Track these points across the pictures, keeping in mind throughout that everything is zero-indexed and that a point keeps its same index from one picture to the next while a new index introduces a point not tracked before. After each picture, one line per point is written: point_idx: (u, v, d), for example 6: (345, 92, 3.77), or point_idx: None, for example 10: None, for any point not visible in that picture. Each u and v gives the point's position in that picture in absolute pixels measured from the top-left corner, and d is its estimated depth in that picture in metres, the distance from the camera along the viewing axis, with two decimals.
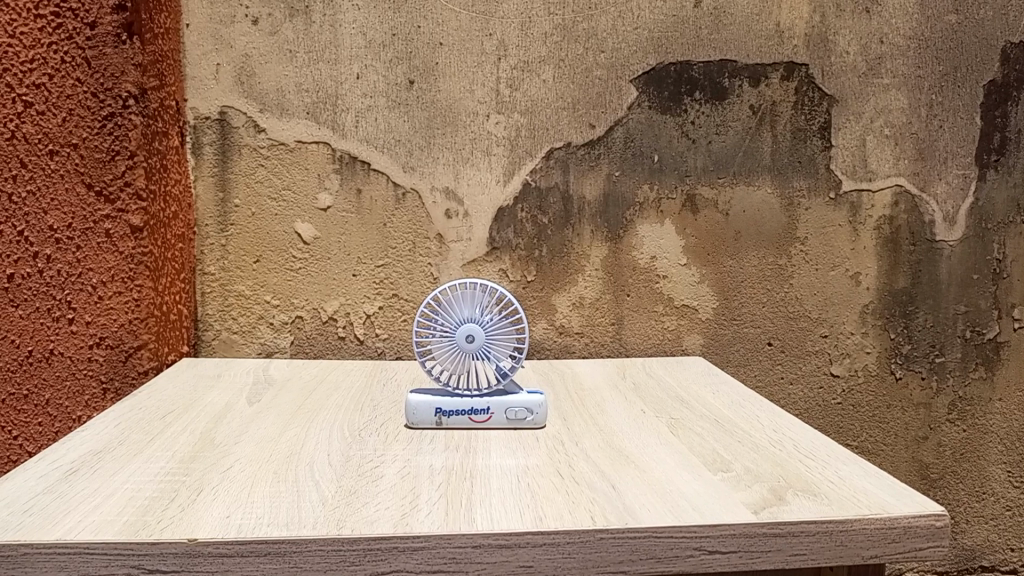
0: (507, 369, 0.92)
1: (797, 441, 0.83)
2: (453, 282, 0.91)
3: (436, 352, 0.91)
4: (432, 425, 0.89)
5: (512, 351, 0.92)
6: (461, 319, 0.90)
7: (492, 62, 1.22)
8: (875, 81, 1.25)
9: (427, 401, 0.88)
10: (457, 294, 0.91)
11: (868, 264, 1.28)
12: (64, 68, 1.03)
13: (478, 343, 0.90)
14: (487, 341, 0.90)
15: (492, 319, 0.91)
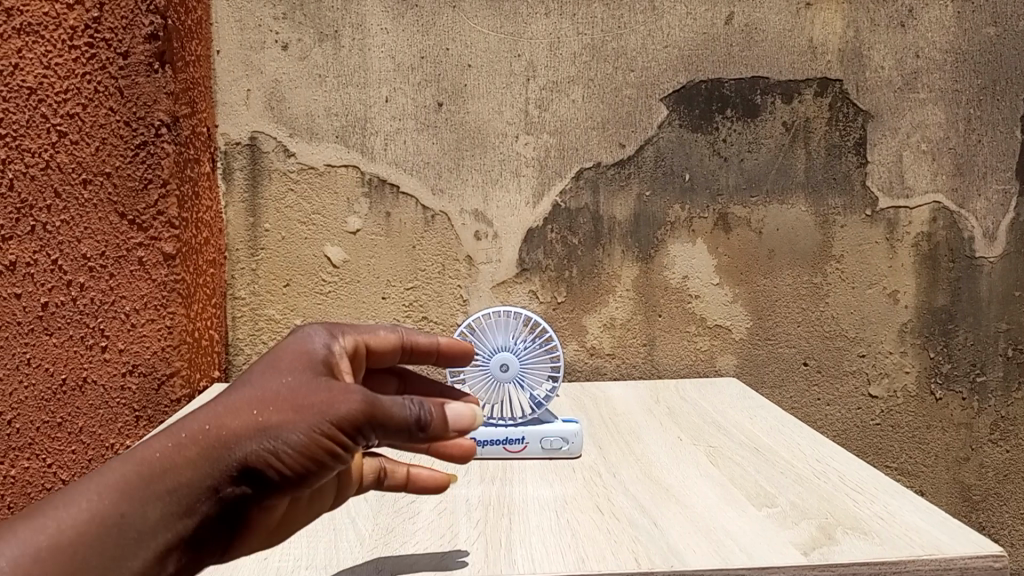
0: (542, 398, 0.90)
1: (842, 471, 0.81)
2: (486, 310, 0.90)
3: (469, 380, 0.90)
4: None
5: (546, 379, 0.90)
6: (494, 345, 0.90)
7: (520, 84, 1.21)
8: (911, 96, 1.23)
9: None
10: (489, 320, 0.90)
11: (906, 282, 1.25)
12: (97, 97, 1.04)
13: (511, 369, 0.89)
14: (520, 370, 0.89)
15: (525, 346, 0.90)
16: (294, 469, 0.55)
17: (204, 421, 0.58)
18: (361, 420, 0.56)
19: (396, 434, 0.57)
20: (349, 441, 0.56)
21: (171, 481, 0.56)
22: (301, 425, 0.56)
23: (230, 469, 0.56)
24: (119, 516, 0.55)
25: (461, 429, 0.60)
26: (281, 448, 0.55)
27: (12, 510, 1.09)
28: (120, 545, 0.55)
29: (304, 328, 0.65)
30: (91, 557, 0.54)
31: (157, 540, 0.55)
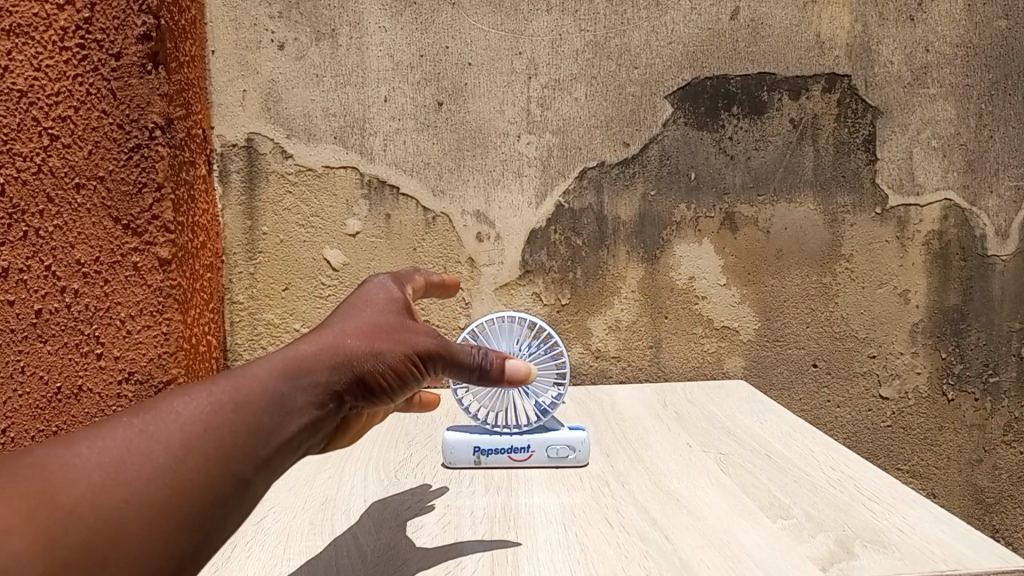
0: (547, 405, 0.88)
1: (858, 480, 0.79)
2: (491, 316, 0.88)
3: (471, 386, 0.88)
4: (471, 463, 0.86)
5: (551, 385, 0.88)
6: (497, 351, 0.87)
7: (522, 82, 1.19)
8: (920, 91, 1.20)
9: (465, 439, 0.85)
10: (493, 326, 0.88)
11: (917, 281, 1.22)
12: (89, 100, 1.01)
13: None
14: None
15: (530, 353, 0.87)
16: (404, 376, 0.67)
17: (334, 333, 0.67)
18: (454, 348, 0.70)
19: (470, 368, 0.70)
20: (447, 361, 0.69)
21: (312, 373, 0.63)
22: (415, 344, 0.69)
23: (363, 371, 0.65)
24: (272, 394, 0.60)
25: (517, 380, 0.71)
26: (397, 359, 0.67)
27: None
28: (273, 420, 0.59)
29: (375, 281, 0.78)
30: (249, 422, 0.58)
31: (299, 418, 0.61)
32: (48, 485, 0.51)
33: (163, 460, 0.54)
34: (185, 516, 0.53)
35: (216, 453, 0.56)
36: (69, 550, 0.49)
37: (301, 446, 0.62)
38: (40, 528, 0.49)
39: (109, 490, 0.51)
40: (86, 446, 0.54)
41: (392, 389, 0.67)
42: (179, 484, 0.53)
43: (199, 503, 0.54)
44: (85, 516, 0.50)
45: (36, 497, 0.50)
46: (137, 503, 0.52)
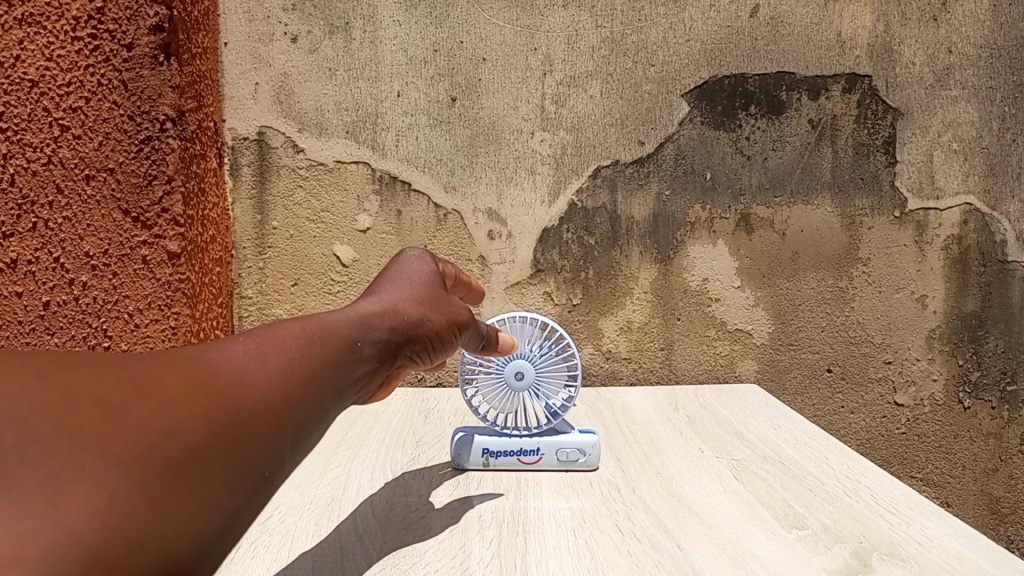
0: (558, 407, 0.87)
1: (874, 490, 0.78)
2: (504, 314, 0.87)
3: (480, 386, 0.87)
4: (480, 466, 0.84)
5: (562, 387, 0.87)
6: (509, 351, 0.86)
7: (537, 78, 1.17)
8: (942, 93, 1.18)
9: (474, 441, 0.84)
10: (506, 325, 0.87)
11: (936, 286, 1.20)
12: (100, 91, 1.00)
13: (527, 378, 0.85)
14: (537, 378, 0.86)
15: (543, 354, 0.86)
16: (443, 341, 0.74)
17: (387, 296, 0.73)
18: (476, 322, 0.79)
19: (481, 337, 0.80)
20: (473, 331, 0.78)
21: (377, 328, 0.68)
22: (454, 315, 0.76)
23: (416, 332, 0.72)
24: (350, 335, 0.65)
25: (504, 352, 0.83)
26: (439, 325, 0.74)
27: None
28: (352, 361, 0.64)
29: (408, 251, 0.83)
30: (338, 354, 0.63)
31: (368, 362, 0.66)
32: (192, 372, 0.53)
33: (284, 369, 0.57)
34: (298, 423, 0.56)
35: (320, 374, 0.60)
36: (219, 431, 0.51)
37: (365, 387, 0.66)
38: (195, 407, 0.51)
39: (245, 386, 0.54)
40: (211, 349, 0.56)
41: (430, 351, 0.74)
42: (298, 394, 0.57)
43: (309, 416, 0.57)
44: (230, 404, 0.52)
45: (185, 381, 0.52)
46: (268, 402, 0.55)
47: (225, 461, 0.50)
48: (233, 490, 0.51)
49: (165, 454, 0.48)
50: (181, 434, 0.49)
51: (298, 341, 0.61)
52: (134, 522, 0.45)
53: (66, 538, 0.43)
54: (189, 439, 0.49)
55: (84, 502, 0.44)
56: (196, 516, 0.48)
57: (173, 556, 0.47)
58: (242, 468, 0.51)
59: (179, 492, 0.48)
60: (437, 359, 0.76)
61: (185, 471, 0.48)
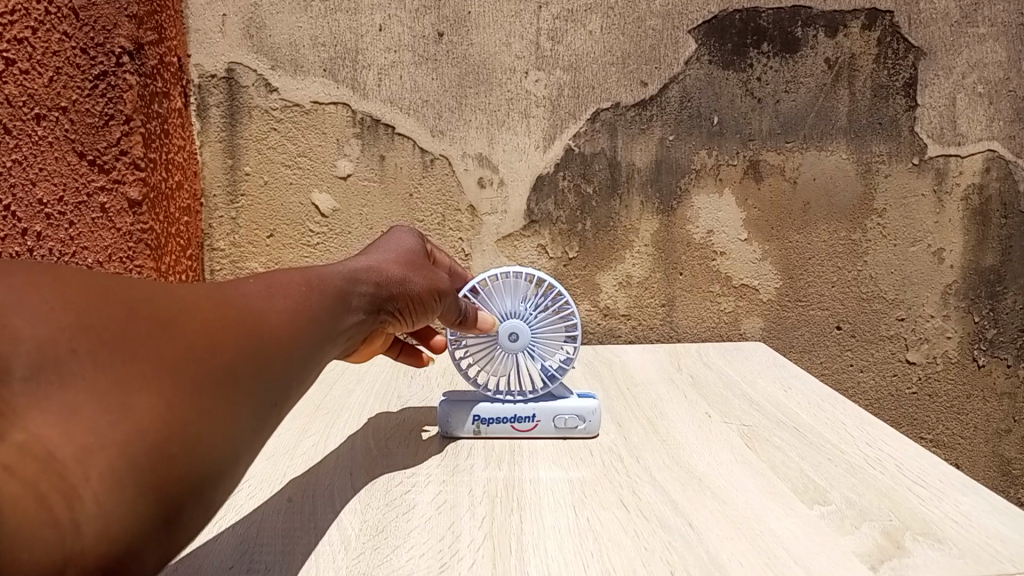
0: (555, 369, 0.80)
1: (897, 459, 0.72)
2: (486, 273, 0.79)
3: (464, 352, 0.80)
4: (471, 434, 0.78)
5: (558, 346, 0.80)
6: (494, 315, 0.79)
7: (531, 12, 1.08)
8: (968, 31, 1.10)
9: (464, 408, 0.77)
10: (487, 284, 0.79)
11: (953, 239, 1.13)
12: (49, 20, 0.90)
13: (520, 339, 0.78)
14: (532, 339, 0.79)
15: (539, 312, 0.79)
16: (422, 306, 0.69)
17: (367, 256, 0.68)
18: (456, 293, 0.73)
19: (460, 312, 0.74)
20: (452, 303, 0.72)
21: (378, 276, 0.66)
22: (436, 281, 0.71)
23: (409, 286, 0.68)
24: (343, 281, 0.62)
25: (483, 330, 0.76)
26: (422, 291, 0.69)
27: None
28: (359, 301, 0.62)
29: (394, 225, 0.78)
30: (338, 296, 0.60)
31: (359, 309, 0.62)
32: (217, 299, 0.50)
33: (297, 305, 0.55)
34: (312, 359, 0.54)
35: (328, 315, 0.57)
36: (247, 358, 0.48)
37: (355, 337, 0.62)
38: (228, 332, 0.48)
39: (266, 317, 0.51)
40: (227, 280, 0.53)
41: (406, 314, 0.69)
42: (318, 331, 0.55)
43: (320, 357, 0.55)
44: (254, 333, 0.49)
45: (214, 305, 0.49)
46: (287, 333, 0.52)
47: (254, 388, 0.48)
48: (264, 418, 0.48)
49: (207, 374, 0.45)
50: (218, 356, 0.46)
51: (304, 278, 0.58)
52: (185, 436, 0.43)
53: (128, 443, 0.40)
54: (224, 360, 0.46)
55: (141, 412, 0.41)
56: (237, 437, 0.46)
57: (218, 480, 0.44)
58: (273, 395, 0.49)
59: (221, 413, 0.45)
60: (414, 323, 0.71)
61: (223, 392, 0.46)
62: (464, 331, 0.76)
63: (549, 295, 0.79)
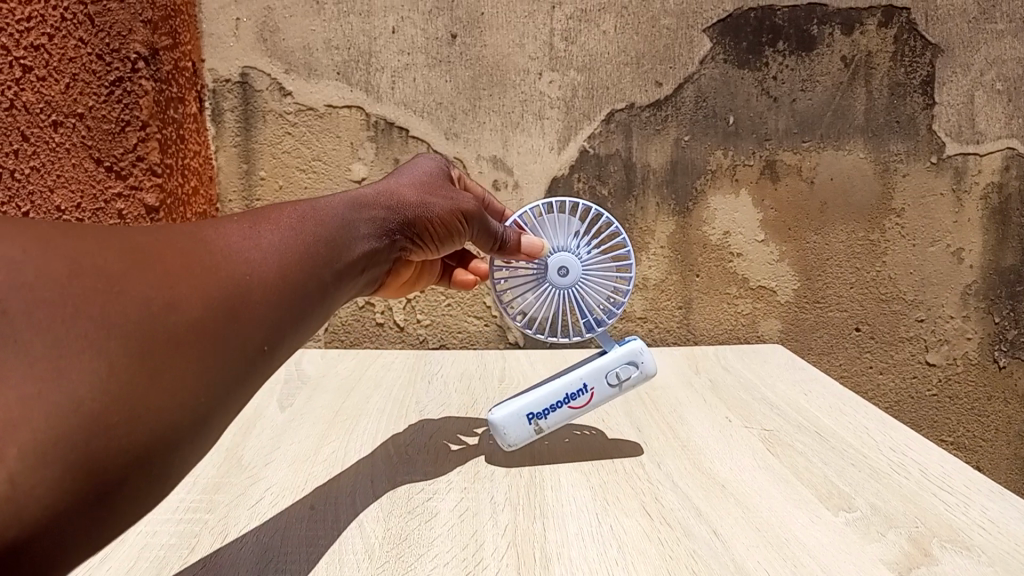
0: (601, 313, 0.81)
1: (921, 463, 0.71)
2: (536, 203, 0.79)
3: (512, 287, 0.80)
4: (531, 436, 0.74)
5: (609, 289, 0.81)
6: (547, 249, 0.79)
7: (544, 12, 1.07)
8: (987, 27, 1.08)
9: (517, 411, 0.73)
10: (542, 219, 0.80)
11: (973, 239, 1.12)
12: (64, 26, 0.91)
13: (574, 275, 0.79)
14: (581, 277, 0.79)
15: (588, 248, 0.79)
16: (444, 229, 0.74)
17: (389, 181, 0.74)
18: (487, 216, 0.76)
19: (495, 238, 0.75)
20: (481, 226, 0.75)
21: (373, 211, 0.69)
22: (460, 202, 0.75)
23: (418, 213, 0.72)
24: (346, 217, 0.66)
25: (532, 255, 0.76)
26: (440, 213, 0.73)
27: None
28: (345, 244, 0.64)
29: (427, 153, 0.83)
30: (329, 246, 0.61)
31: (365, 243, 0.66)
32: (196, 250, 0.50)
33: (280, 259, 0.55)
34: (295, 316, 0.55)
35: (317, 267, 0.59)
36: (220, 314, 0.48)
37: (363, 271, 0.67)
38: (198, 287, 0.48)
39: (246, 270, 0.52)
40: (214, 225, 0.54)
41: (429, 238, 0.74)
42: (295, 279, 0.56)
43: (310, 299, 0.57)
44: (231, 286, 0.50)
45: (189, 258, 0.49)
46: (267, 289, 0.53)
47: (226, 346, 0.48)
48: (235, 373, 0.49)
49: (169, 333, 0.45)
50: (185, 312, 0.46)
51: (293, 227, 0.59)
52: (139, 398, 0.43)
53: (83, 394, 0.40)
54: (192, 316, 0.47)
55: (91, 373, 0.41)
56: (201, 395, 0.46)
57: (179, 428, 0.44)
58: (244, 342, 0.50)
59: (184, 371, 0.45)
60: (436, 248, 0.75)
61: (191, 348, 0.46)
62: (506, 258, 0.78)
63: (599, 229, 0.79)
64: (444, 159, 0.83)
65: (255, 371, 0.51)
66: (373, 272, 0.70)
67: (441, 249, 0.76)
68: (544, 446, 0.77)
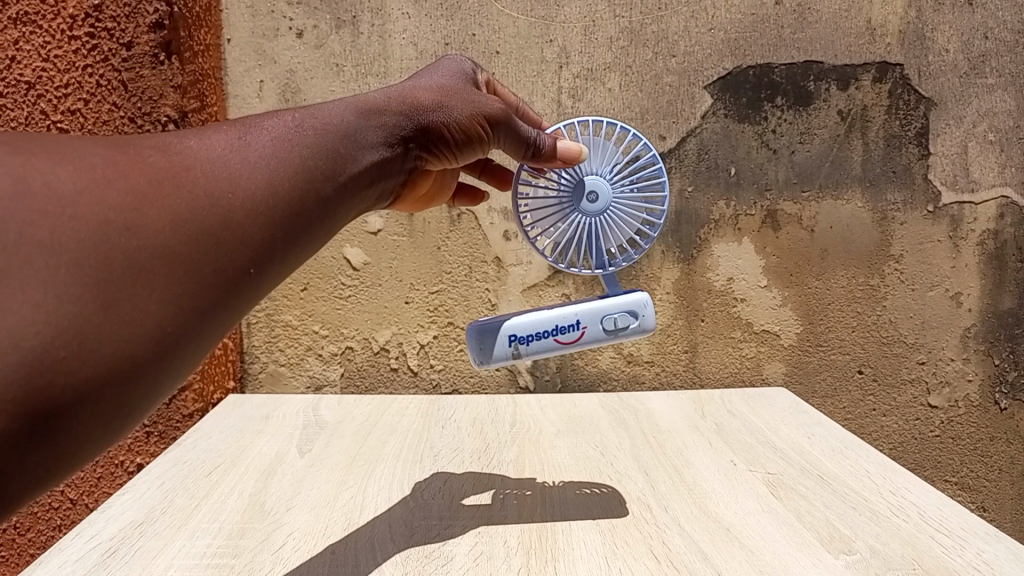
0: (616, 251, 0.85)
1: (920, 507, 0.73)
2: (586, 119, 0.80)
3: (537, 200, 0.82)
4: (509, 357, 0.80)
5: (632, 227, 0.84)
6: (582, 166, 0.81)
7: (552, 71, 1.12)
8: (978, 81, 1.13)
9: (500, 331, 0.79)
10: (585, 137, 0.82)
11: (970, 283, 1.15)
12: (99, 91, 1.02)
13: (601, 202, 0.81)
14: (609, 207, 0.82)
15: (622, 181, 0.82)
16: (469, 133, 0.74)
17: (407, 85, 0.74)
18: (516, 122, 0.76)
19: (528, 143, 0.76)
20: (510, 131, 0.75)
21: (380, 118, 0.70)
22: (483, 106, 0.75)
23: (429, 120, 0.72)
24: (355, 124, 0.67)
25: (569, 160, 0.77)
26: (460, 117, 0.73)
27: (39, 530, 1.11)
28: (348, 154, 0.66)
29: (455, 56, 0.82)
30: (333, 157, 0.64)
31: (378, 150, 0.68)
32: (170, 169, 0.56)
33: (267, 171, 0.59)
34: (283, 232, 0.59)
35: (316, 179, 0.62)
36: (189, 232, 0.53)
37: (377, 180, 0.69)
38: (164, 206, 0.53)
39: (224, 184, 0.57)
40: (198, 142, 0.59)
41: (453, 144, 0.74)
42: (280, 198, 0.59)
43: (298, 218, 0.60)
44: (203, 204, 0.55)
45: (159, 179, 0.54)
46: (249, 203, 0.57)
47: (197, 263, 0.53)
48: (207, 290, 0.54)
49: (130, 252, 0.51)
50: (148, 232, 0.52)
51: (287, 138, 0.63)
52: (96, 318, 0.49)
53: (46, 311, 0.47)
54: (152, 237, 0.52)
55: (56, 294, 0.48)
56: (170, 311, 0.52)
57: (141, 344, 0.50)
58: (215, 263, 0.54)
59: (147, 290, 0.51)
60: (461, 156, 0.76)
61: (152, 269, 0.51)
62: (542, 166, 0.78)
63: (636, 167, 0.82)
64: (472, 63, 0.82)
65: (234, 287, 0.56)
66: (390, 183, 0.72)
67: (470, 155, 0.76)
68: (555, 507, 0.75)
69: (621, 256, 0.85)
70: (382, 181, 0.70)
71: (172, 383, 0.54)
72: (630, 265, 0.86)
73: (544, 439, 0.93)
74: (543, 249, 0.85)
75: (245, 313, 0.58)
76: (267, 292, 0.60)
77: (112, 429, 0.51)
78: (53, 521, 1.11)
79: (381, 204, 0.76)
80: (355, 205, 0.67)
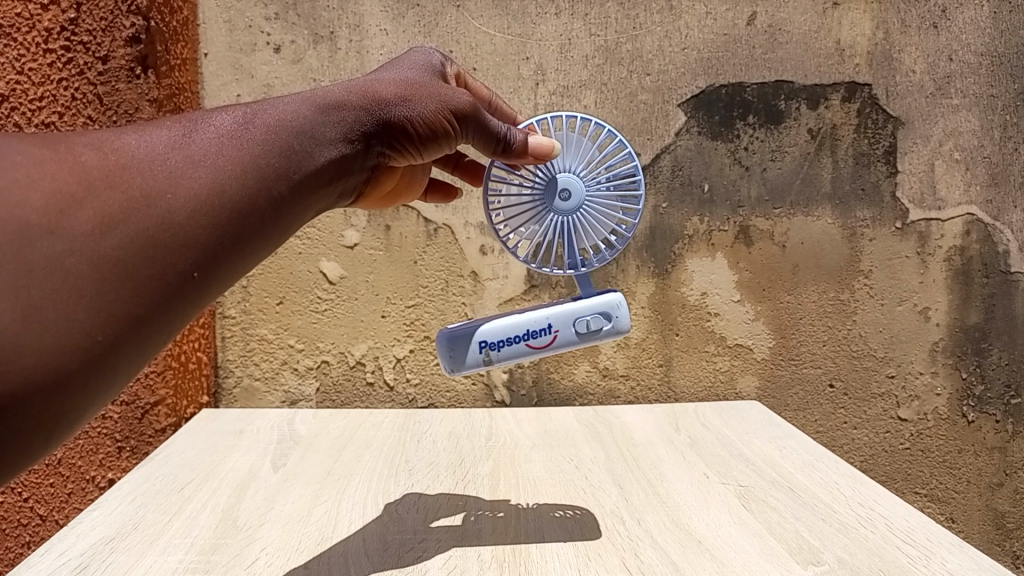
0: (590, 253, 0.85)
1: (888, 518, 0.75)
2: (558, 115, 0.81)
3: (511, 199, 0.83)
4: (481, 364, 0.80)
5: (607, 228, 0.84)
6: (555, 162, 0.82)
7: (529, 88, 1.14)
8: (943, 101, 1.15)
9: (470, 337, 0.79)
10: (558, 133, 0.83)
11: (938, 298, 1.17)
12: (74, 105, 1.02)
13: (575, 199, 0.82)
14: (583, 206, 0.82)
15: (596, 178, 0.82)
16: (435, 128, 0.73)
17: (369, 78, 0.74)
18: (485, 116, 0.75)
19: (497, 138, 0.75)
20: (479, 127, 0.75)
21: (339, 113, 0.70)
22: (450, 100, 0.74)
23: (391, 115, 0.72)
24: (310, 121, 0.67)
25: (541, 155, 0.77)
26: (425, 112, 0.73)
27: (6, 547, 1.09)
28: (301, 151, 0.66)
29: (424, 49, 0.83)
30: (286, 155, 0.64)
31: (335, 148, 0.68)
32: (104, 169, 0.56)
33: (213, 170, 0.60)
34: (230, 236, 0.59)
35: (267, 179, 0.62)
36: (121, 236, 0.54)
37: (336, 177, 0.69)
38: (95, 208, 0.53)
39: (163, 183, 0.57)
40: (138, 139, 0.59)
41: (418, 139, 0.74)
42: (223, 199, 0.59)
43: (242, 220, 0.60)
44: (139, 207, 0.55)
45: (91, 179, 0.54)
46: (191, 205, 0.57)
47: (133, 267, 0.54)
48: (142, 297, 0.54)
49: (55, 257, 0.51)
50: (76, 235, 0.52)
51: (233, 135, 0.63)
52: (18, 328, 0.49)
53: None
54: (78, 242, 0.52)
55: None
56: (99, 321, 0.52)
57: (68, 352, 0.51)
58: (150, 270, 0.55)
59: (74, 298, 0.51)
60: (428, 153, 0.76)
61: (81, 276, 0.52)
62: (514, 161, 0.78)
63: (609, 164, 0.83)
64: (440, 57, 0.82)
65: (172, 293, 0.56)
66: (351, 180, 0.72)
67: (439, 151, 0.76)
68: (528, 524, 0.76)
69: (595, 259, 0.86)
70: (340, 180, 0.70)
71: (109, 389, 0.55)
72: (603, 265, 0.86)
73: (519, 453, 0.93)
74: (518, 249, 0.86)
75: (189, 316, 0.59)
76: (213, 297, 0.60)
77: (38, 442, 0.52)
78: (21, 538, 1.09)
79: (343, 202, 0.77)
80: (310, 204, 0.68)
